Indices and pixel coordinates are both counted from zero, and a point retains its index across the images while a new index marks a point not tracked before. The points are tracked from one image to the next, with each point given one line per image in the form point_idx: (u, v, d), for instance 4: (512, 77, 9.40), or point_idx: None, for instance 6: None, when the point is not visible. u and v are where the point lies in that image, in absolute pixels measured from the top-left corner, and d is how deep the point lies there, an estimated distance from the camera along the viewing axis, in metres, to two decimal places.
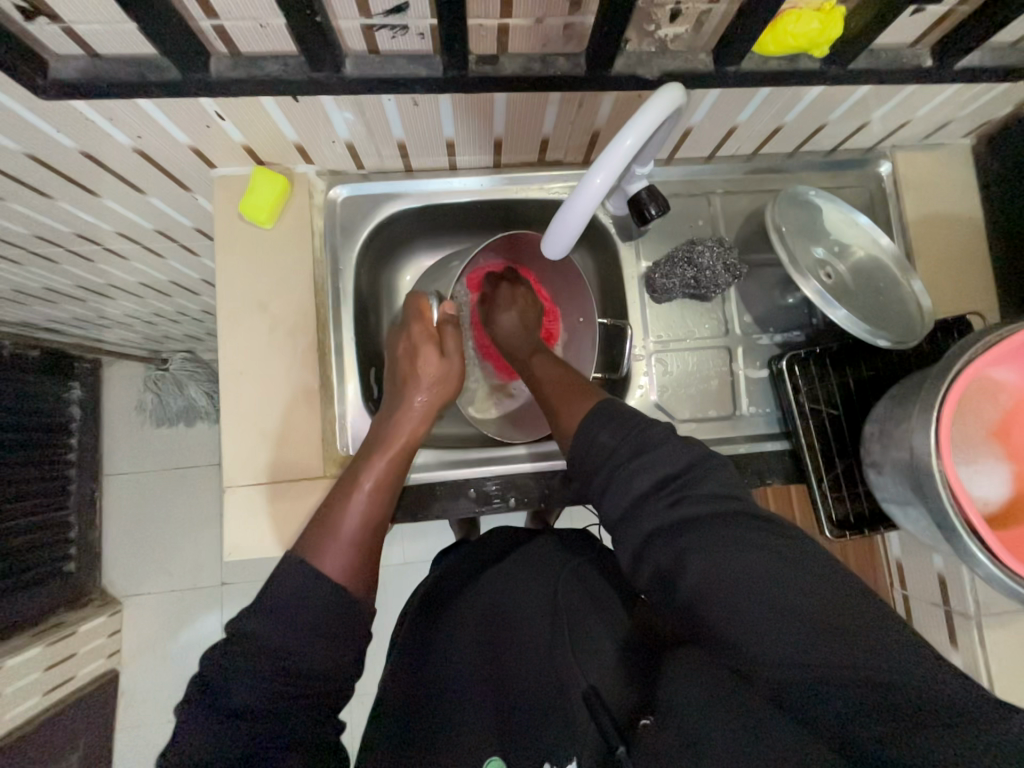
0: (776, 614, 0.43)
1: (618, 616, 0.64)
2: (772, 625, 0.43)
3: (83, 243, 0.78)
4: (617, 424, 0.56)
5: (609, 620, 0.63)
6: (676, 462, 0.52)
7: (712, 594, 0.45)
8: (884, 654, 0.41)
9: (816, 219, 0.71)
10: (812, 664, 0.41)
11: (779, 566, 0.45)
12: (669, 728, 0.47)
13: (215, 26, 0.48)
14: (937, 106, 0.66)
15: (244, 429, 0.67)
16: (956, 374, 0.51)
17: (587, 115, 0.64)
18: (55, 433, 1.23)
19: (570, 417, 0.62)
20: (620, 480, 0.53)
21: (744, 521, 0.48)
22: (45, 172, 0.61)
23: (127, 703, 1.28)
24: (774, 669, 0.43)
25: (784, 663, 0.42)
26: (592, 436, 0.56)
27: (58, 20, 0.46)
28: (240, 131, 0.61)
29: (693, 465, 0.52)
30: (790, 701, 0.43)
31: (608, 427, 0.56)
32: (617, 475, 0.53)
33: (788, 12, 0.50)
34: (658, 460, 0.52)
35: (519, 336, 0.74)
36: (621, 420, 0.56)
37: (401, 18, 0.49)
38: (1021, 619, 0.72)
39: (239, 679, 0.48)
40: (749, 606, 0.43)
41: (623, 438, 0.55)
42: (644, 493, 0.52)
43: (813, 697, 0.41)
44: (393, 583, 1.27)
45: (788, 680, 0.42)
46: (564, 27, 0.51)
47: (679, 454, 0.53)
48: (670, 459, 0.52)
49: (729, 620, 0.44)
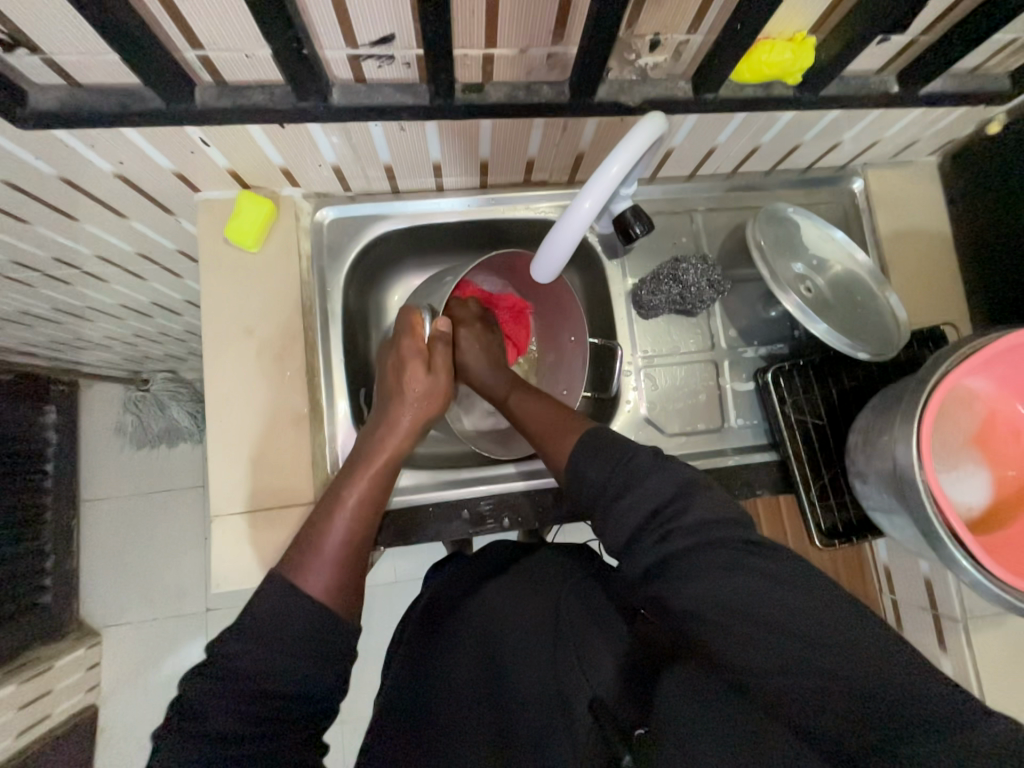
0: (770, 630, 0.44)
1: (619, 635, 0.60)
2: (764, 641, 0.44)
3: (61, 267, 0.76)
4: (604, 459, 0.57)
5: (609, 638, 0.59)
6: (662, 493, 0.53)
7: (706, 611, 0.46)
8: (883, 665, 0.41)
9: (792, 234, 0.73)
10: (808, 672, 0.42)
11: (762, 581, 0.46)
12: (668, 741, 0.45)
13: (200, 57, 0.48)
14: (904, 128, 0.69)
15: (232, 455, 0.66)
16: (933, 386, 0.52)
17: (571, 138, 0.66)
18: (30, 459, 1.19)
19: (558, 452, 0.61)
20: (613, 518, 0.54)
21: (736, 546, 0.48)
22: (23, 198, 0.60)
23: (106, 741, 1.22)
24: (771, 681, 0.43)
25: (782, 676, 0.43)
26: (580, 475, 0.57)
27: (39, 51, 0.45)
28: (225, 156, 0.61)
29: (680, 494, 0.53)
30: (788, 712, 0.43)
31: (595, 462, 0.57)
32: (610, 511, 0.55)
33: (762, 42, 0.53)
34: (645, 494, 0.53)
35: (489, 372, 0.75)
36: (608, 455, 0.57)
37: (387, 49, 0.49)
38: (1005, 620, 0.75)
39: (213, 704, 0.46)
40: (744, 630, 0.44)
41: (610, 474, 0.55)
42: (636, 529, 0.53)
43: (813, 699, 0.42)
44: (384, 602, 1.25)
45: (785, 692, 0.43)
46: (547, 57, 0.52)
47: (664, 485, 0.53)
48: (657, 491, 0.53)
49: (724, 638, 0.45)
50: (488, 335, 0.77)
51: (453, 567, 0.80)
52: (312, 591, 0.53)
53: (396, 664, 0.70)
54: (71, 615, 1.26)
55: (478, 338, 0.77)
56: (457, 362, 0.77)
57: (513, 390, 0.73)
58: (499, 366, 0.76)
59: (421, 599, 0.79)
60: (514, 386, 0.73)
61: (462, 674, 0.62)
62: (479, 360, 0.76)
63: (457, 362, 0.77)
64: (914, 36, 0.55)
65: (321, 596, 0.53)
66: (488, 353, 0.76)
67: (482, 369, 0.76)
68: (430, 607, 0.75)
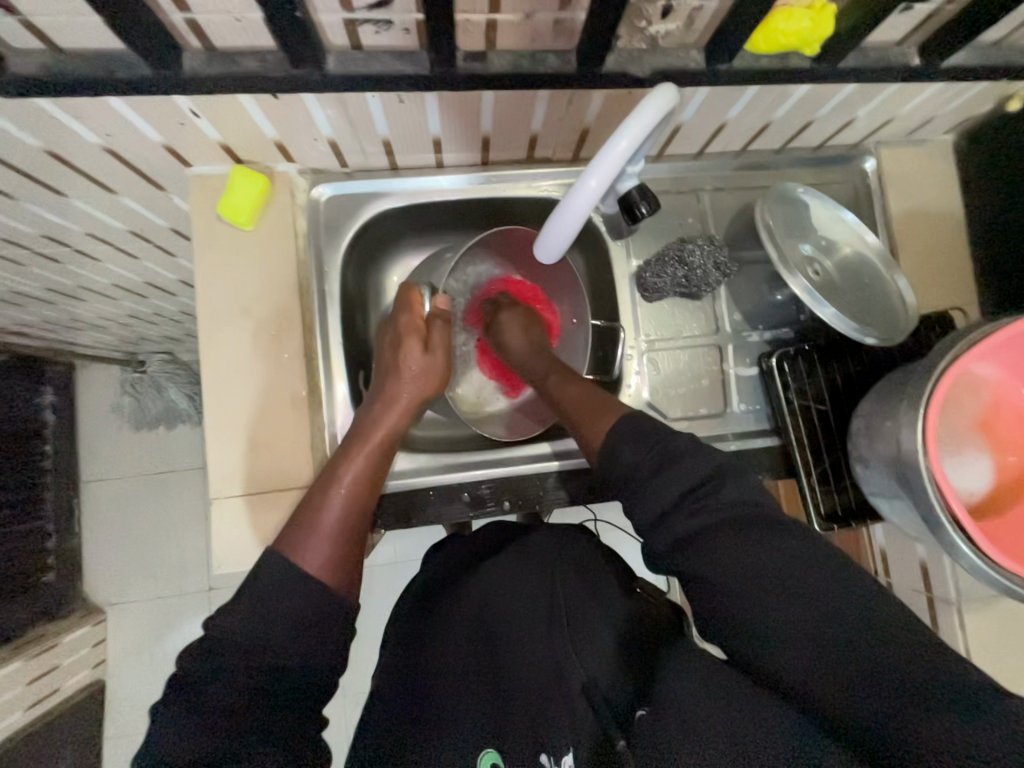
0: (779, 596, 0.45)
1: (615, 608, 0.64)
2: (776, 605, 0.45)
3: (50, 245, 0.74)
4: (641, 440, 0.55)
5: (606, 611, 0.63)
6: (698, 473, 0.51)
7: (730, 579, 0.46)
8: (883, 645, 0.41)
9: (801, 214, 0.71)
10: (811, 642, 0.43)
11: (791, 557, 0.46)
12: (669, 716, 0.48)
13: (186, 19, 0.45)
14: (921, 103, 0.67)
15: (229, 437, 0.65)
16: (941, 372, 0.52)
17: (576, 112, 0.63)
18: (27, 440, 1.18)
19: (594, 434, 0.59)
20: (645, 496, 0.52)
21: (768, 527, 0.48)
22: (7, 172, 0.58)
23: (114, 714, 1.26)
24: (769, 646, 0.44)
25: (786, 645, 0.44)
26: (616, 452, 0.55)
27: (14, 11, 0.43)
28: (215, 129, 0.58)
29: (715, 475, 0.52)
30: (780, 675, 0.44)
31: (631, 442, 0.55)
32: (643, 489, 0.52)
33: (779, 10, 0.50)
34: (683, 472, 0.51)
35: (531, 355, 0.73)
36: (645, 436, 0.55)
37: (385, 12, 0.47)
38: (996, 602, 0.76)
39: (215, 678, 0.47)
40: (756, 594, 0.45)
41: (646, 454, 0.54)
42: (668, 507, 0.51)
43: (814, 668, 0.43)
44: (384, 582, 1.26)
45: (788, 662, 0.44)
46: (553, 23, 0.50)
47: (701, 465, 0.52)
48: (693, 472, 0.51)
49: (737, 602, 0.46)
50: (534, 321, 0.76)
51: (451, 543, 0.82)
52: (309, 567, 0.53)
53: (395, 636, 0.71)
54: (74, 593, 1.27)
55: (522, 322, 0.75)
56: (501, 345, 0.76)
57: (550, 372, 0.70)
58: (540, 350, 0.73)
59: (419, 575, 0.79)
60: (551, 369, 0.70)
61: (455, 648, 0.62)
62: (522, 343, 0.74)
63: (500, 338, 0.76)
64: (937, 4, 0.52)
65: (318, 572, 0.53)
66: (525, 334, 0.74)
67: (524, 351, 0.73)
68: (428, 583, 0.76)
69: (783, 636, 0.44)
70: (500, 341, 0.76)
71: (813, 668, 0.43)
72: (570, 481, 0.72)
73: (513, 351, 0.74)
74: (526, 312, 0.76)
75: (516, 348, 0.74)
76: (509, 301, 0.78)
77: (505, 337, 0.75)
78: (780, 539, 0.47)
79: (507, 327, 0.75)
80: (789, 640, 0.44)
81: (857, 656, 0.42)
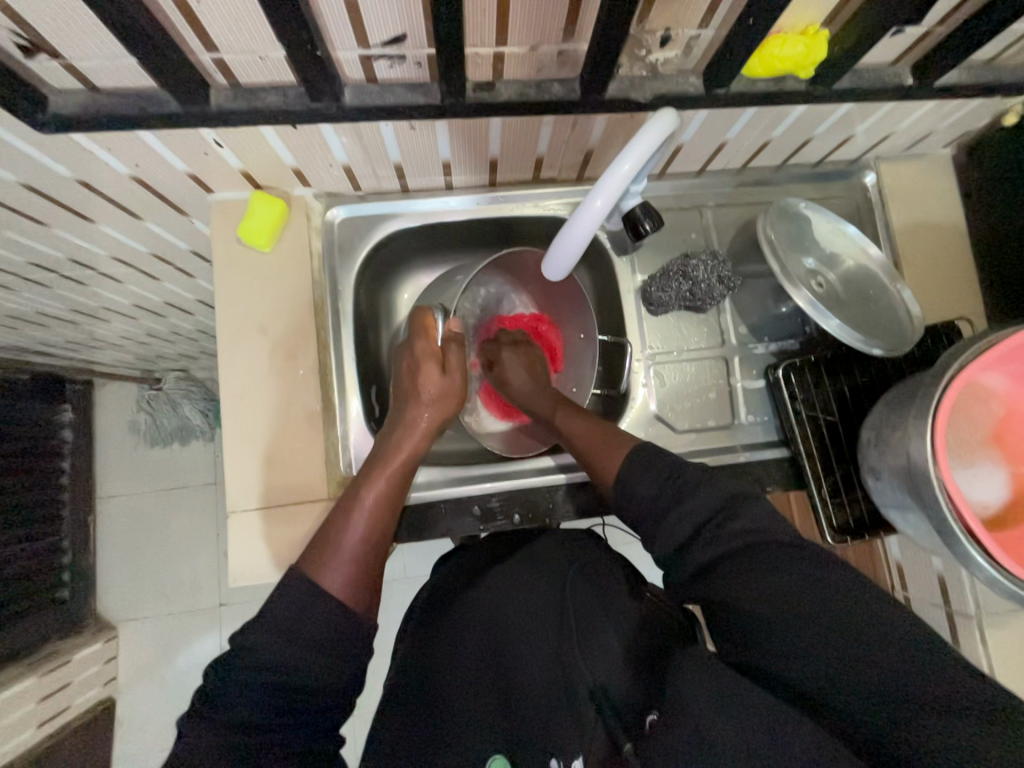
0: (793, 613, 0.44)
1: (626, 613, 0.63)
2: (795, 623, 0.44)
3: (77, 268, 0.77)
4: (653, 471, 0.57)
5: (617, 618, 0.62)
6: (712, 502, 0.53)
7: (745, 598, 0.46)
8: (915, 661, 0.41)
9: (803, 229, 0.73)
10: (828, 657, 0.42)
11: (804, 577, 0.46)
12: (682, 725, 0.44)
13: (215, 59, 0.49)
14: (918, 120, 0.68)
15: (244, 451, 0.67)
16: (949, 381, 0.52)
17: (581, 135, 0.66)
18: (45, 456, 1.21)
19: (607, 466, 0.61)
20: (662, 530, 0.54)
21: (783, 551, 0.49)
22: (41, 201, 0.61)
23: (124, 733, 1.25)
24: (783, 659, 0.44)
25: (804, 664, 0.43)
26: (629, 487, 0.57)
27: (58, 56, 0.46)
28: (238, 157, 0.61)
29: (728, 505, 0.53)
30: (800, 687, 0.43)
31: (644, 477, 0.57)
32: (659, 525, 0.54)
33: (775, 36, 0.52)
34: (694, 508, 0.53)
35: (534, 393, 0.74)
36: (659, 467, 0.57)
37: (398, 48, 0.50)
38: (1019, 616, 0.74)
39: (237, 693, 0.47)
40: (772, 610, 0.45)
41: (660, 488, 0.56)
42: (684, 540, 0.52)
43: (834, 682, 0.42)
44: (395, 597, 1.26)
45: (809, 678, 0.43)
46: (557, 53, 0.53)
47: (713, 494, 0.54)
48: (706, 502, 0.53)
49: (753, 619, 0.46)
50: (534, 361, 0.77)
51: (458, 555, 0.79)
52: (330, 588, 0.54)
53: (402, 649, 0.70)
54: (88, 609, 1.28)
55: (524, 360, 0.77)
56: (503, 384, 0.77)
57: (557, 406, 0.71)
58: (544, 386, 0.74)
59: (425, 587, 0.78)
60: (559, 404, 0.71)
61: (464, 656, 0.62)
62: (524, 382, 0.75)
63: (502, 381, 0.77)
64: (928, 27, 0.54)
65: (340, 593, 0.54)
66: (531, 376, 0.76)
67: (526, 390, 0.75)
68: (434, 594, 0.74)
69: (802, 649, 0.43)
70: (502, 380, 0.77)
71: (828, 673, 0.42)
72: (579, 494, 0.73)
73: (515, 389, 0.75)
74: (527, 350, 0.78)
75: (517, 384, 0.75)
76: (510, 340, 0.79)
77: (507, 376, 0.76)
78: (796, 565, 0.47)
79: (509, 367, 0.76)
80: (808, 653, 0.43)
81: (875, 666, 0.41)
